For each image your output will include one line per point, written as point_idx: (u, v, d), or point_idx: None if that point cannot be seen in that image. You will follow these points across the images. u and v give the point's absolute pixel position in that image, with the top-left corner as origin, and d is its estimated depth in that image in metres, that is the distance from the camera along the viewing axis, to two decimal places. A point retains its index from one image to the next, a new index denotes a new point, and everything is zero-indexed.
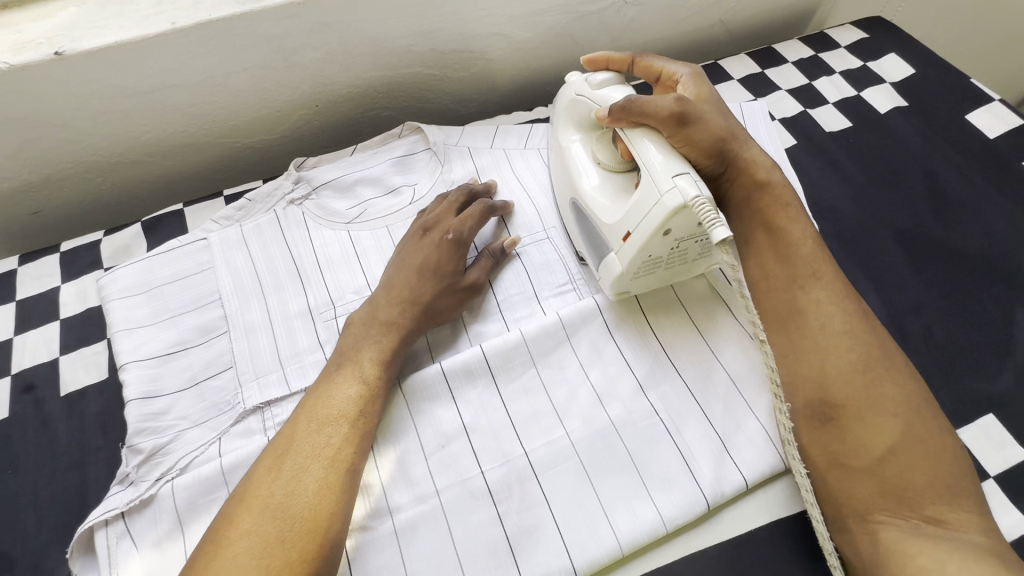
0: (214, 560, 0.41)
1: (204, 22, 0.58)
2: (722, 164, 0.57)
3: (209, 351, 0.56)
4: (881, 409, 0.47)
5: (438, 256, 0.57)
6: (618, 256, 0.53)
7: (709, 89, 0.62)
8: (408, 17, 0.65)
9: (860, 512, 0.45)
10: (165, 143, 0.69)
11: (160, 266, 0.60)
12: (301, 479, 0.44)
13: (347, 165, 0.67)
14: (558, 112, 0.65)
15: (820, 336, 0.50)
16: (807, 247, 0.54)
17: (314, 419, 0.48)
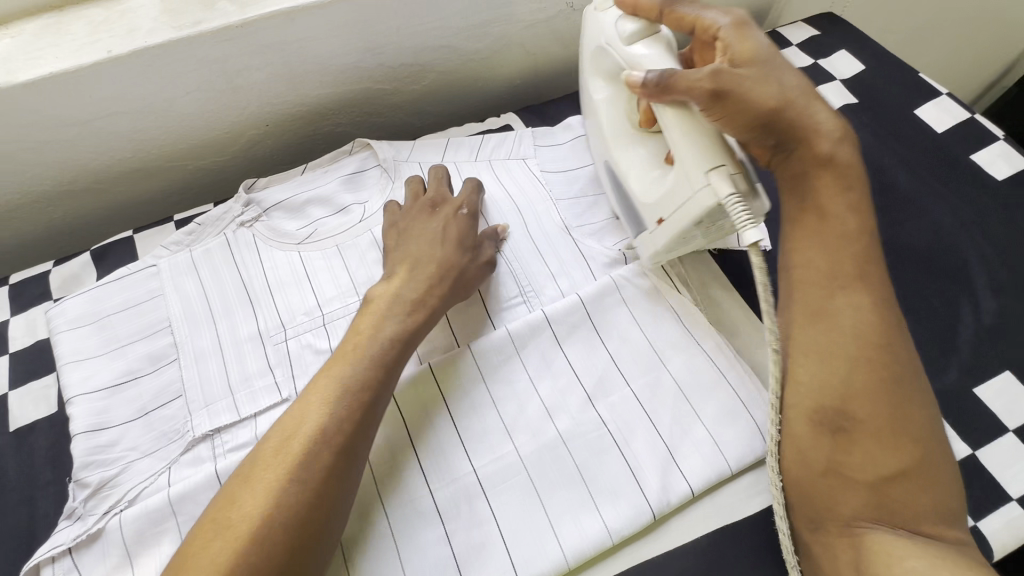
0: (205, 544, 0.41)
1: (140, 50, 0.58)
2: (773, 138, 0.49)
3: (159, 380, 0.56)
4: (899, 429, 0.43)
5: (448, 229, 0.59)
6: (653, 237, 0.55)
7: (760, 41, 0.51)
8: (351, 34, 0.65)
9: (844, 520, 0.43)
10: (113, 171, 0.68)
11: (109, 296, 0.60)
12: (302, 468, 0.43)
13: (297, 185, 0.67)
14: (586, 63, 0.64)
15: (853, 344, 0.45)
16: (851, 242, 0.48)
17: (308, 417, 0.46)
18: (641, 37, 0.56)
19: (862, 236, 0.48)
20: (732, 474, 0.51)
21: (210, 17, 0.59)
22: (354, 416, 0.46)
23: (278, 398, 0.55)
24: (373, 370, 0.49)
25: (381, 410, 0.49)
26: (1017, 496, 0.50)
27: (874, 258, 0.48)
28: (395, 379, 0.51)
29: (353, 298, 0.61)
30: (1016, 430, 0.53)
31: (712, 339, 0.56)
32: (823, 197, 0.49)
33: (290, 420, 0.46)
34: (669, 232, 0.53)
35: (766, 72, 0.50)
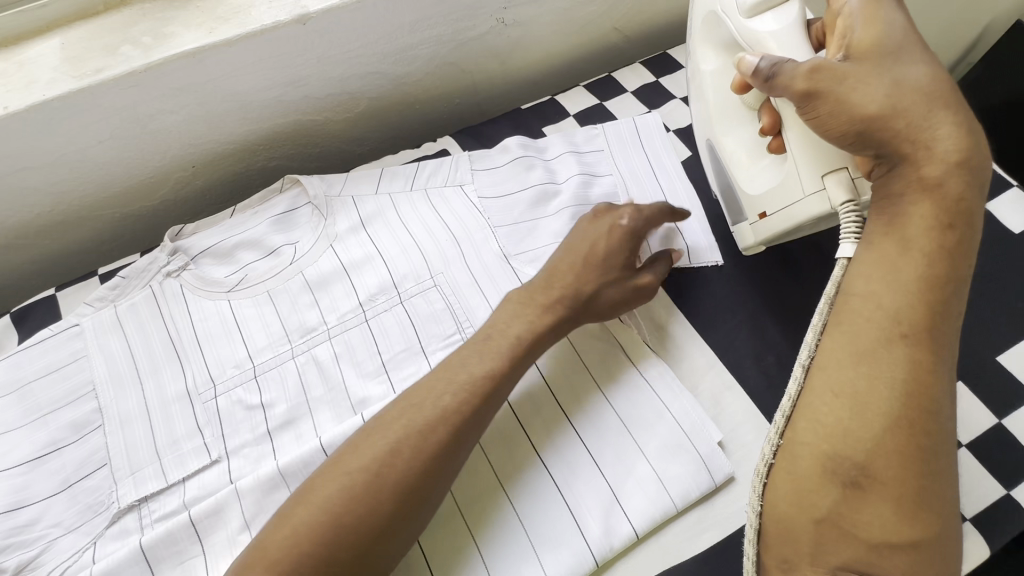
0: (329, 480, 0.43)
1: (38, 104, 0.55)
2: (873, 150, 0.45)
3: (83, 450, 0.54)
4: (919, 496, 0.40)
5: (601, 245, 0.55)
6: (753, 229, 0.56)
7: (893, 25, 0.46)
8: (270, 69, 0.63)
9: (826, 568, 0.41)
10: (33, 226, 0.65)
11: (26, 362, 0.57)
12: (421, 437, 0.44)
13: (225, 230, 0.64)
14: (697, 27, 0.59)
15: (902, 403, 0.41)
16: (931, 287, 0.42)
17: (330, 470, 0.44)
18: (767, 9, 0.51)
19: (942, 284, 0.43)
20: (678, 512, 0.49)
21: (111, 63, 0.57)
22: (481, 399, 0.47)
23: (207, 460, 0.53)
24: (488, 371, 0.48)
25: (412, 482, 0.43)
26: (970, 516, 0.48)
27: (948, 307, 0.43)
28: (449, 455, 0.45)
29: (285, 346, 0.58)
30: (969, 445, 0.51)
31: (655, 367, 0.55)
32: (910, 225, 0.44)
33: (426, 391, 0.47)
34: (772, 225, 0.53)
35: (886, 67, 0.45)
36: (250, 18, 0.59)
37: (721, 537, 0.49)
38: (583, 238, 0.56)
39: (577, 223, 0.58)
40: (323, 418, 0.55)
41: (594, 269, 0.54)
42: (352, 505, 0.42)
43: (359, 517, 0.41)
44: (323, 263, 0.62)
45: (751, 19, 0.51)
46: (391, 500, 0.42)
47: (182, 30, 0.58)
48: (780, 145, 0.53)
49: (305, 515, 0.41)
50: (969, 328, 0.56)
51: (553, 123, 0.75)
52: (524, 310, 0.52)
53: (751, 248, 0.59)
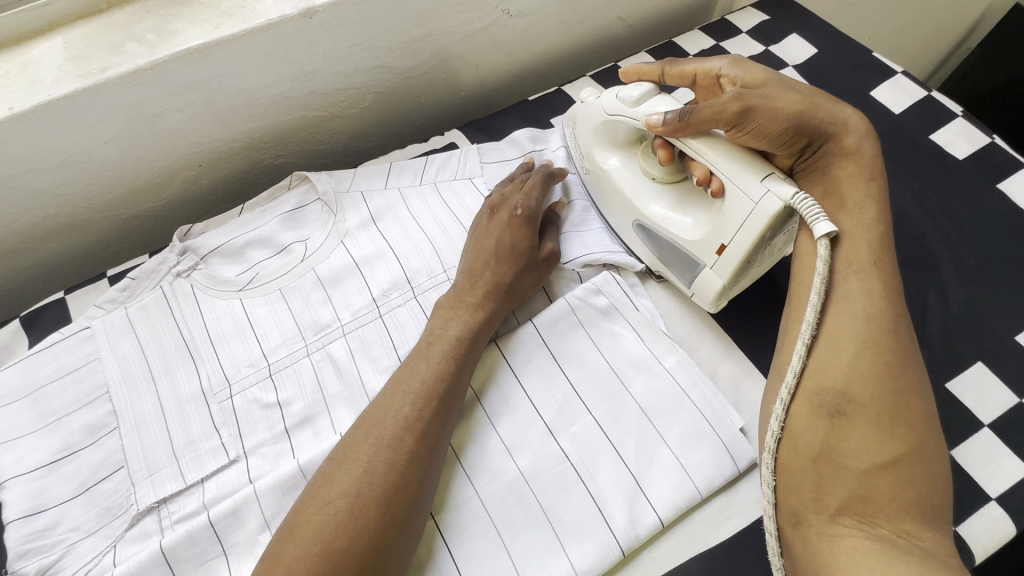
0: (311, 514, 0.42)
1: (43, 104, 0.54)
2: (804, 139, 0.54)
3: (99, 453, 0.53)
4: (898, 418, 0.43)
5: (503, 234, 0.57)
6: (716, 272, 0.54)
7: (764, 67, 0.56)
8: (276, 65, 0.62)
9: (829, 513, 0.42)
10: (40, 229, 0.65)
11: (40, 365, 0.56)
12: (391, 450, 0.44)
13: (234, 229, 0.64)
14: (584, 138, 0.64)
15: (865, 327, 0.45)
16: (872, 229, 0.50)
17: (362, 429, 0.46)
18: (649, 96, 0.58)
19: (877, 224, 0.50)
20: (702, 499, 0.49)
21: (117, 61, 0.56)
22: (438, 403, 0.48)
23: (225, 459, 0.52)
24: (478, 322, 0.53)
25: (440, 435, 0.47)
26: (995, 495, 0.48)
27: (888, 243, 0.50)
28: (454, 409, 0.49)
29: (299, 344, 0.58)
30: (991, 425, 0.51)
31: (673, 355, 0.54)
32: (847, 187, 0.52)
33: (378, 407, 0.47)
34: (733, 258, 0.52)
35: (787, 82, 0.55)
36: (255, 13, 0.58)
37: (747, 523, 0.49)
38: (486, 234, 0.58)
39: (476, 224, 0.60)
40: (341, 415, 0.54)
41: (507, 254, 0.56)
42: (339, 531, 0.41)
43: (385, 465, 0.44)
44: (334, 259, 0.62)
45: (640, 106, 0.57)
46: (378, 518, 0.42)
47: (187, 26, 0.58)
48: (721, 185, 0.52)
49: (294, 551, 0.40)
50: (986, 307, 0.56)
51: (561, 114, 0.75)
52: (458, 312, 0.53)
53: (718, 300, 0.56)
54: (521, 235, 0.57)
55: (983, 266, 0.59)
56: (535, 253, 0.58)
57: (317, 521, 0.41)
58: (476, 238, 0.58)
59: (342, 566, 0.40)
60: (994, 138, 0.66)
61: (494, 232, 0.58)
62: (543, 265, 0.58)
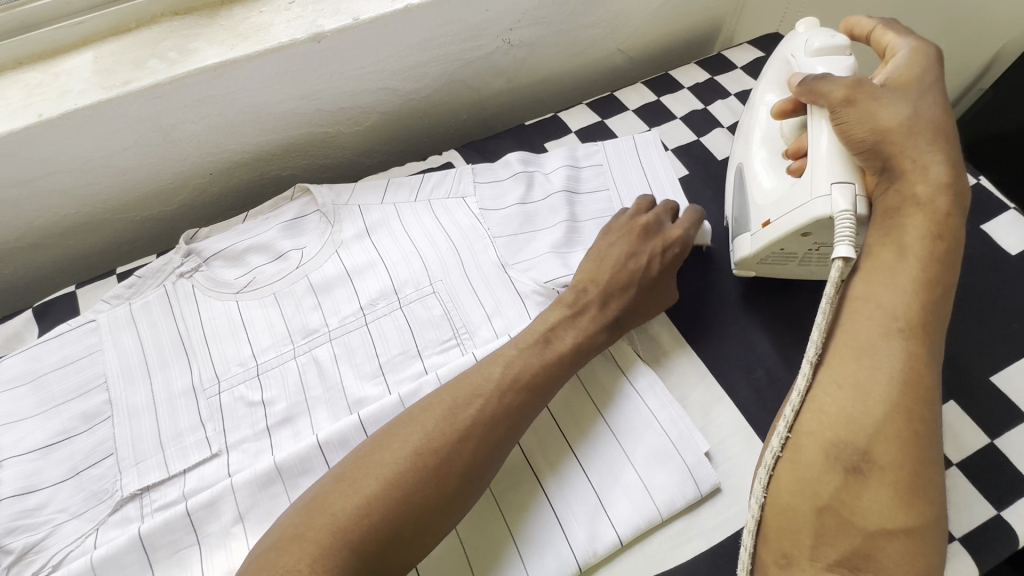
0: (395, 450, 0.45)
1: (69, 112, 0.58)
2: (885, 161, 0.50)
3: (92, 439, 0.56)
4: (919, 485, 0.42)
5: (652, 264, 0.59)
6: (753, 239, 0.57)
7: (929, 71, 0.53)
8: (286, 84, 0.66)
9: (825, 563, 0.42)
10: (58, 227, 0.69)
11: (46, 353, 0.60)
12: (488, 418, 0.47)
13: (236, 234, 0.67)
14: (772, 66, 0.65)
15: (902, 390, 0.43)
16: (923, 290, 0.46)
17: (464, 388, 0.49)
18: (828, 53, 0.58)
19: (937, 285, 0.46)
20: (662, 520, 0.50)
21: (139, 76, 0.60)
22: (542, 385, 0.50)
23: (207, 453, 0.55)
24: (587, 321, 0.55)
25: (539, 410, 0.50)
26: (960, 535, 0.48)
27: (942, 307, 0.46)
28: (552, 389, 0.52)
29: (288, 346, 0.61)
30: (960, 464, 0.51)
31: (644, 378, 0.55)
32: (908, 234, 0.48)
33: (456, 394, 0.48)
34: (769, 237, 0.55)
35: (913, 95, 0.52)
36: (268, 36, 0.63)
37: (707, 546, 0.49)
38: (636, 250, 0.60)
39: (622, 236, 0.61)
40: (320, 416, 0.57)
41: (644, 286, 0.58)
42: (398, 484, 0.43)
43: (481, 432, 0.47)
44: (328, 268, 0.65)
45: (815, 56, 0.58)
46: (435, 481, 0.44)
47: (205, 46, 0.62)
48: (800, 169, 0.55)
49: (374, 481, 0.43)
50: (962, 345, 0.56)
51: (555, 139, 0.78)
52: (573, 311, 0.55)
53: (746, 265, 0.60)
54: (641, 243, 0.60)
55: (961, 304, 0.59)
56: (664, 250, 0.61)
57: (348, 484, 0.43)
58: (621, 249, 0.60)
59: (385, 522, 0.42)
60: (980, 179, 0.66)
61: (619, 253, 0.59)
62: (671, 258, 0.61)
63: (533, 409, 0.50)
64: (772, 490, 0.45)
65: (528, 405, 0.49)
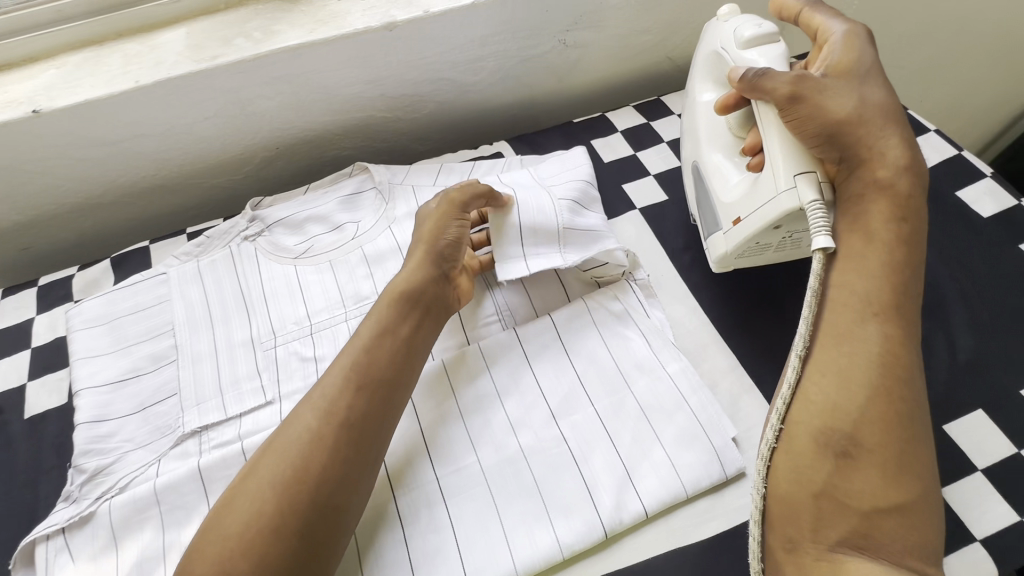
0: (244, 487, 0.46)
1: (163, 80, 0.64)
2: (845, 150, 0.51)
3: (158, 379, 0.61)
4: (903, 461, 0.44)
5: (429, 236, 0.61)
6: (727, 238, 0.58)
7: (865, 55, 0.56)
8: (356, 68, 0.71)
9: (828, 544, 0.43)
10: (137, 187, 0.75)
11: (122, 299, 0.65)
12: (325, 431, 0.48)
13: (299, 204, 0.72)
14: (700, 62, 0.68)
15: (875, 370, 0.46)
16: (891, 271, 0.49)
17: (307, 409, 0.49)
18: (759, 42, 0.60)
19: (902, 269, 0.49)
20: (688, 498, 0.52)
21: (227, 52, 0.66)
22: (366, 388, 0.50)
23: (262, 400, 0.59)
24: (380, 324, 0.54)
25: (370, 413, 0.50)
26: (981, 537, 0.49)
27: (909, 288, 0.49)
28: (376, 389, 0.51)
29: (340, 310, 0.65)
30: (985, 470, 0.52)
31: (676, 363, 0.58)
32: (875, 220, 0.50)
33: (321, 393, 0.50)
34: (742, 233, 0.56)
35: (853, 82, 0.54)
36: (345, 22, 0.68)
37: (729, 526, 0.51)
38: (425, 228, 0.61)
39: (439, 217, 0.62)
40: None
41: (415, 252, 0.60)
42: (266, 503, 0.45)
43: (318, 449, 0.47)
44: (381, 241, 0.69)
45: (747, 48, 0.60)
46: (306, 489, 0.45)
47: (287, 29, 0.67)
48: (760, 163, 0.57)
49: (231, 517, 0.45)
50: (994, 359, 0.57)
51: (602, 136, 0.81)
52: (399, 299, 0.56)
53: (724, 263, 0.61)
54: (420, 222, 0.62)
55: (995, 319, 0.60)
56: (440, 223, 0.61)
57: (241, 498, 0.46)
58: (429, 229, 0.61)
59: (275, 525, 0.44)
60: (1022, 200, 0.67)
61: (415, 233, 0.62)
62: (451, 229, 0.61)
63: (370, 409, 0.50)
64: (770, 477, 0.47)
65: (355, 407, 0.49)
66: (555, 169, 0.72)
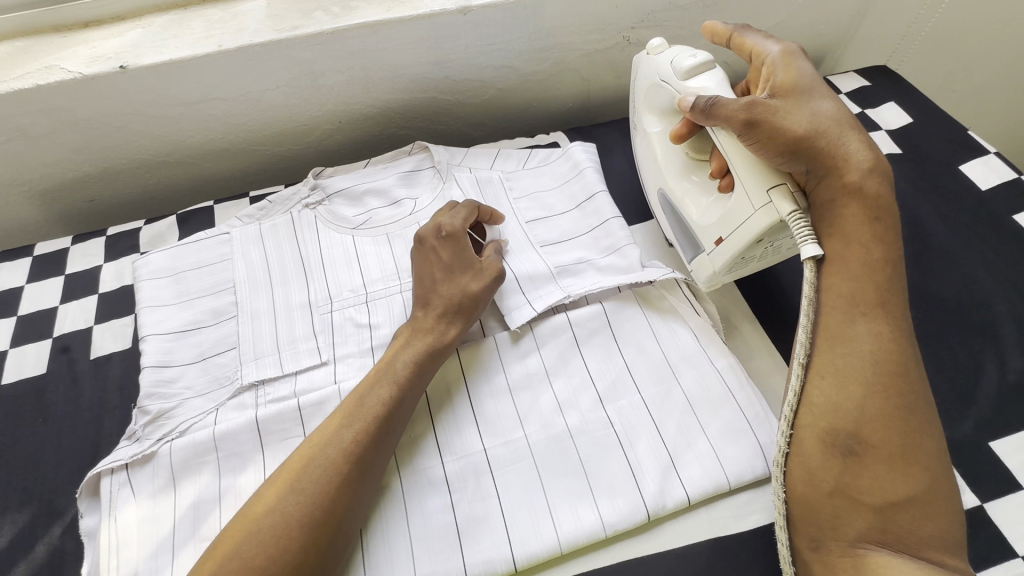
0: (247, 527, 0.46)
1: (244, 47, 0.66)
2: (814, 160, 0.52)
3: (218, 332, 0.63)
4: (908, 454, 0.45)
5: (433, 262, 0.61)
6: (711, 258, 0.58)
7: (803, 72, 0.57)
8: (424, 50, 0.73)
9: (847, 540, 0.45)
10: (204, 148, 0.77)
11: (186, 254, 0.68)
12: (332, 474, 0.48)
13: (359, 177, 0.74)
14: (639, 94, 0.68)
15: (868, 367, 0.47)
16: (883, 269, 0.50)
17: (314, 448, 0.49)
18: (699, 70, 0.60)
19: (888, 264, 0.50)
20: (730, 490, 0.53)
21: (306, 24, 0.68)
22: (378, 432, 0.50)
23: (317, 360, 0.61)
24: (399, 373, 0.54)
25: (377, 461, 0.50)
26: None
27: (897, 284, 0.50)
28: (388, 435, 0.51)
29: (395, 281, 0.66)
30: None
31: (724, 360, 0.59)
32: (855, 224, 0.51)
33: (323, 433, 0.50)
34: (725, 252, 0.56)
35: (801, 99, 0.55)
36: (420, 3, 0.69)
37: (768, 521, 0.52)
38: (426, 258, 0.61)
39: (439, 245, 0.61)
40: None
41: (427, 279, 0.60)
42: (267, 548, 0.44)
43: (325, 493, 0.47)
44: None
45: (690, 78, 0.60)
46: (305, 535, 0.45)
47: (366, 6, 0.69)
48: (730, 184, 0.58)
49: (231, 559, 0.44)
50: None
51: None
52: (408, 342, 0.56)
53: (712, 282, 0.61)
54: (455, 254, 0.61)
55: None
56: (477, 273, 0.60)
57: (242, 544, 0.44)
58: (426, 260, 0.61)
59: (288, 562, 0.44)
60: None
61: (438, 257, 0.61)
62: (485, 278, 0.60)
63: (378, 458, 0.50)
64: (787, 481, 0.48)
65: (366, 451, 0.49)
66: (564, 169, 0.74)
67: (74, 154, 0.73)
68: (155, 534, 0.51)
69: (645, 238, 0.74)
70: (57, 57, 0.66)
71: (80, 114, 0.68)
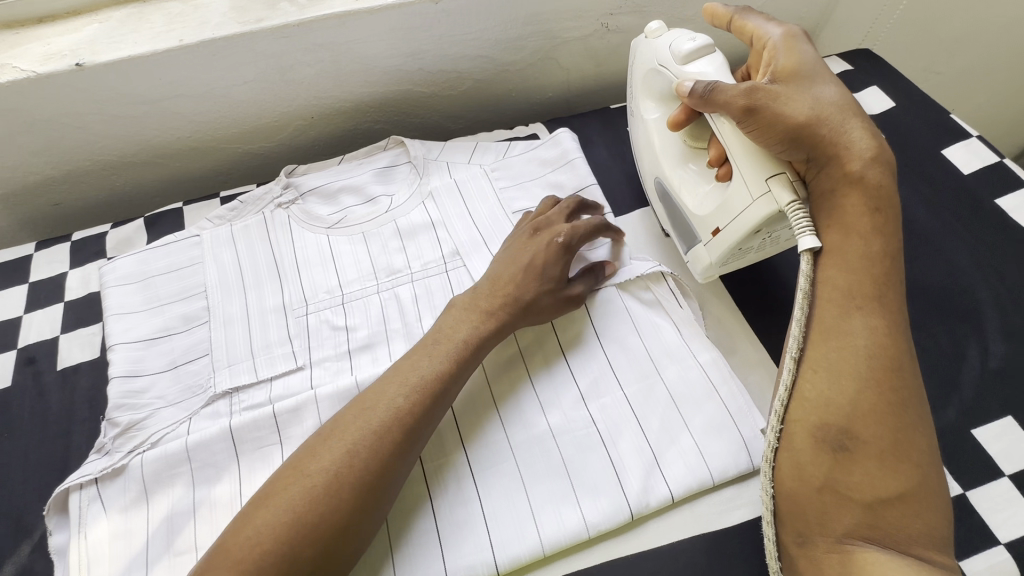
0: (262, 512, 0.43)
1: (206, 41, 0.63)
2: (816, 148, 0.50)
3: (190, 339, 0.61)
4: (900, 450, 0.44)
5: (539, 255, 0.59)
6: (708, 249, 0.58)
7: (806, 56, 0.56)
8: (397, 40, 0.70)
9: (835, 536, 0.44)
10: (171, 148, 0.75)
11: (155, 258, 0.65)
12: (369, 448, 0.46)
13: (334, 174, 0.72)
14: (637, 80, 0.66)
15: (863, 362, 0.46)
16: (879, 263, 0.48)
17: (346, 424, 0.48)
18: (699, 54, 0.58)
19: (884, 257, 0.49)
20: (714, 485, 0.52)
21: (271, 15, 0.65)
22: (422, 409, 0.49)
23: (293, 365, 0.59)
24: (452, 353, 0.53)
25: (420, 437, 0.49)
26: (1005, 541, 0.49)
27: (895, 278, 0.49)
28: (432, 412, 0.50)
29: (372, 281, 0.65)
30: (1012, 476, 0.52)
31: (707, 353, 0.58)
32: (853, 216, 0.50)
33: (361, 409, 0.49)
34: (723, 243, 0.56)
35: (802, 84, 0.54)
36: None
37: (753, 516, 0.52)
38: (528, 249, 0.59)
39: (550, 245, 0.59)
40: (398, 347, 0.60)
41: (531, 271, 0.58)
42: (290, 526, 0.42)
43: (360, 467, 0.45)
44: (415, 215, 0.69)
45: (688, 63, 0.58)
46: (335, 514, 0.43)
47: None
48: (728, 173, 0.57)
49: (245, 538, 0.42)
50: None
51: None
52: (467, 320, 0.55)
53: (709, 273, 0.61)
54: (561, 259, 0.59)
55: None
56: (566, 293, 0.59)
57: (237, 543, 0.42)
58: (527, 252, 0.59)
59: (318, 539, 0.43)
60: None
61: (545, 252, 0.59)
62: (567, 302, 0.58)
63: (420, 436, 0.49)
64: (777, 476, 0.47)
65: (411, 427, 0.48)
66: (550, 159, 0.73)
67: (33, 157, 0.70)
68: (127, 550, 0.50)
69: (628, 230, 0.72)
70: (8, 55, 0.63)
71: (36, 114, 0.66)
